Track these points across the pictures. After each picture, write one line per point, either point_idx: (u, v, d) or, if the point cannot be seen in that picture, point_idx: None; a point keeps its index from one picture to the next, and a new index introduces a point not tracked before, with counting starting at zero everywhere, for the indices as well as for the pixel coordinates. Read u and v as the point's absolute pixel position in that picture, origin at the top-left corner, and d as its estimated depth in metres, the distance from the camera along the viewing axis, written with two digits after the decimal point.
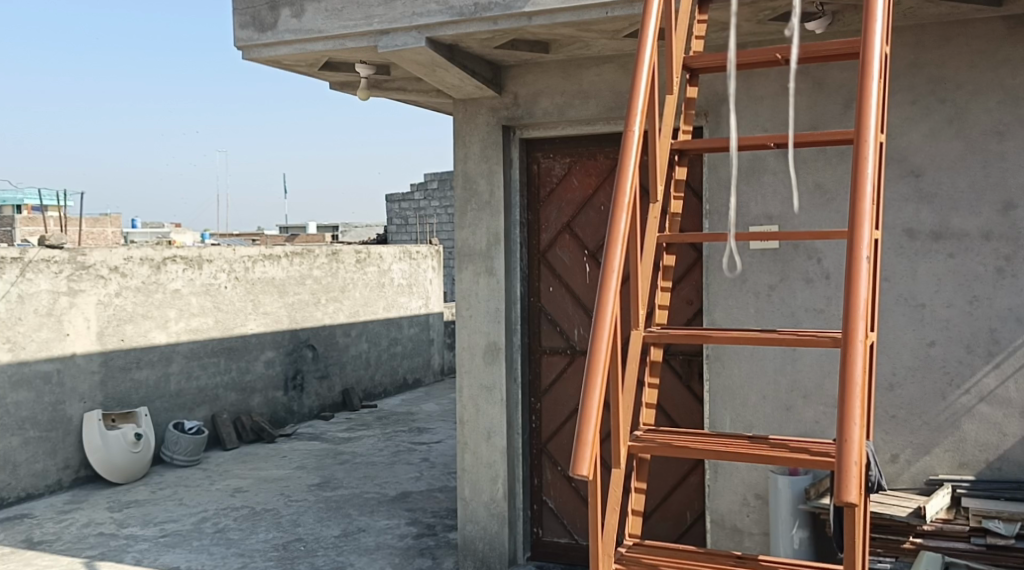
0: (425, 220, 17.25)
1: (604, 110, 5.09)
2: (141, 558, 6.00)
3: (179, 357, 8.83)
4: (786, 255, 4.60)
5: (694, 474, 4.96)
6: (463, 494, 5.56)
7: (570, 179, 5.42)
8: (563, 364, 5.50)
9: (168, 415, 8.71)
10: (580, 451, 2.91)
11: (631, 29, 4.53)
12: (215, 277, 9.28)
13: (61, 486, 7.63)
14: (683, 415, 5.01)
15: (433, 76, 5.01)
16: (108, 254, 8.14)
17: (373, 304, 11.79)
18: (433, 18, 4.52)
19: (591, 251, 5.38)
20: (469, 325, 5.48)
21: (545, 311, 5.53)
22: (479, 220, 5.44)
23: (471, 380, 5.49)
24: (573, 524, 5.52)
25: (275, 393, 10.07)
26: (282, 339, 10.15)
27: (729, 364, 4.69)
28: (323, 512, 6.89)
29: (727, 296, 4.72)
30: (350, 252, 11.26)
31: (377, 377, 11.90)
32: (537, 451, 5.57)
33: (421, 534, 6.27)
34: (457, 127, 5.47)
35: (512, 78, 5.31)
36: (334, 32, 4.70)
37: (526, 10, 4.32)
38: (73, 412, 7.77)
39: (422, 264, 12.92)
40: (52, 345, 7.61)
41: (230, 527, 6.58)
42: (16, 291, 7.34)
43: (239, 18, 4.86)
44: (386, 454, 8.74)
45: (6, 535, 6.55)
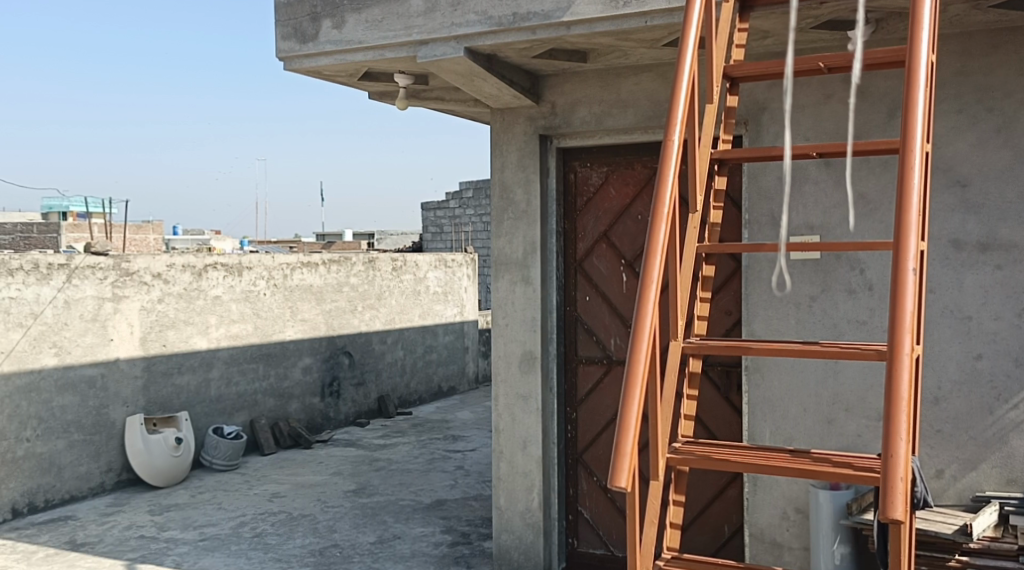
0: (461, 228, 17.29)
1: (643, 119, 5.07)
2: (181, 562, 6.06)
3: (219, 363, 8.93)
4: (828, 265, 4.55)
5: (732, 487, 4.91)
6: (498, 503, 5.56)
7: (607, 188, 5.41)
8: (599, 374, 5.47)
9: (208, 419, 8.80)
10: (619, 462, 2.90)
11: (670, 38, 4.51)
12: (255, 283, 9.36)
13: (104, 489, 7.74)
14: (721, 426, 4.97)
15: (472, 86, 5.03)
16: (151, 261, 8.24)
17: (409, 311, 11.83)
18: (472, 28, 4.54)
19: (628, 260, 5.36)
20: (505, 333, 5.49)
21: (582, 320, 5.51)
22: (516, 230, 5.45)
23: (508, 388, 5.50)
24: (609, 535, 5.48)
25: (312, 399, 10.13)
26: (320, 345, 10.21)
27: (769, 376, 4.65)
28: (359, 518, 6.92)
29: (767, 307, 4.67)
30: (386, 260, 11.32)
31: (412, 384, 11.94)
32: (573, 461, 5.55)
33: (456, 543, 6.27)
34: (494, 136, 5.49)
35: (551, 88, 5.31)
36: (374, 42, 4.74)
37: (565, 20, 4.32)
38: (116, 417, 7.87)
39: (457, 272, 12.96)
40: (96, 350, 7.71)
41: (268, 532, 6.63)
42: (63, 297, 7.47)
43: (281, 30, 4.91)
44: (421, 461, 8.75)
45: (51, 536, 6.65)
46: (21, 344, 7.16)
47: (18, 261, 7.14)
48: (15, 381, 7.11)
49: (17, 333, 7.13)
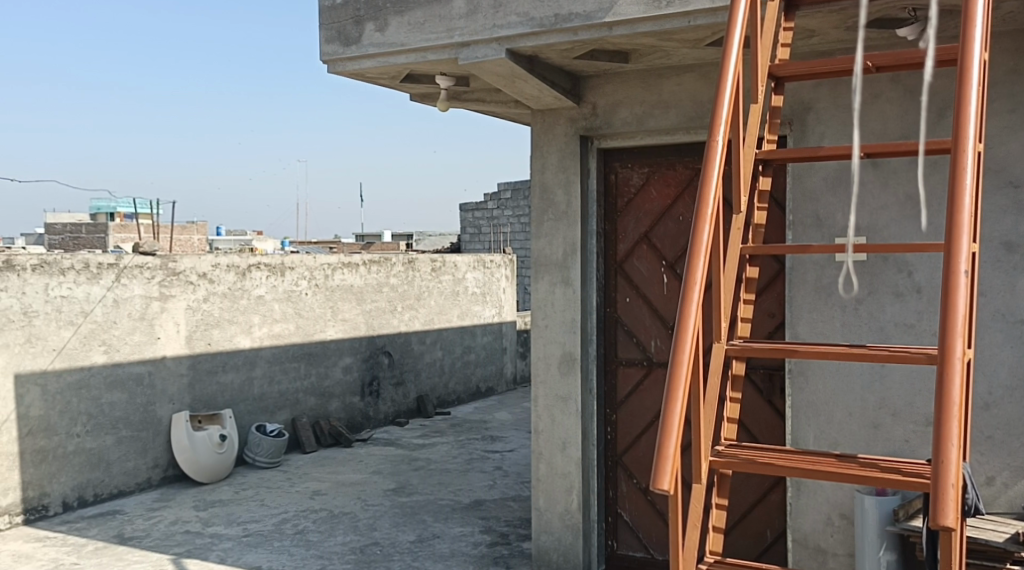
0: (499, 229, 17.30)
1: (685, 120, 5.04)
2: (225, 557, 6.13)
3: (262, 361, 9.01)
4: (874, 267, 4.48)
5: (775, 492, 4.86)
6: (537, 503, 5.55)
7: (648, 190, 5.38)
8: (639, 377, 5.45)
9: (251, 417, 8.89)
10: (661, 465, 2.88)
11: (713, 38, 4.48)
12: (297, 283, 9.43)
13: (150, 484, 7.86)
14: (764, 430, 4.92)
15: (513, 87, 5.03)
16: (197, 261, 8.34)
17: (448, 312, 11.87)
18: (514, 29, 4.54)
19: (669, 262, 5.32)
20: (545, 334, 5.49)
21: (622, 322, 5.49)
22: (556, 231, 5.44)
23: (547, 389, 5.49)
24: (649, 538, 5.44)
25: (352, 399, 10.19)
26: (360, 345, 10.28)
27: (813, 380, 4.60)
28: (399, 517, 6.96)
29: (811, 310, 4.62)
30: (425, 261, 11.37)
31: (451, 385, 11.97)
32: (613, 463, 5.53)
33: (495, 543, 6.28)
34: (535, 138, 5.49)
35: (592, 89, 5.29)
36: (416, 44, 4.76)
37: (606, 20, 4.30)
38: (163, 413, 7.99)
39: (496, 273, 12.97)
40: (143, 348, 7.83)
41: (310, 529, 6.68)
42: (112, 296, 7.59)
43: (326, 33, 4.96)
44: (459, 461, 8.77)
45: (99, 530, 6.76)
46: (72, 342, 7.29)
47: (69, 261, 7.26)
48: (65, 377, 7.23)
49: (68, 331, 7.26)
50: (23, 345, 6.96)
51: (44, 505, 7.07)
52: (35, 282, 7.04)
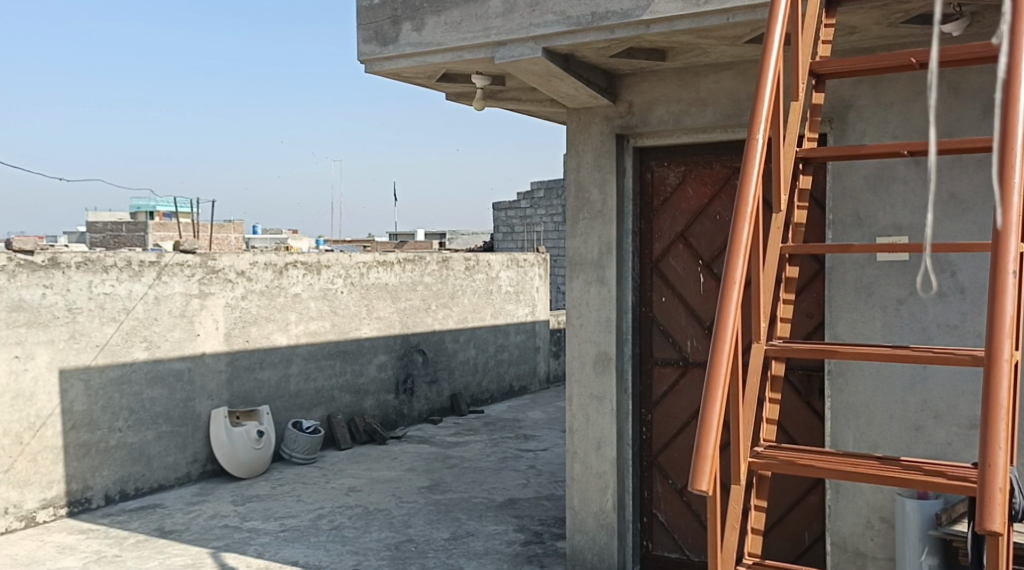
0: (533, 228, 17.28)
1: (723, 118, 4.99)
2: (262, 551, 6.18)
3: (298, 359, 9.07)
4: (916, 267, 4.42)
5: (814, 494, 4.80)
6: (572, 503, 5.54)
7: (684, 188, 5.34)
8: (675, 377, 5.41)
9: (288, 414, 8.95)
10: (700, 466, 2.86)
11: (752, 35, 4.43)
12: (333, 282, 9.48)
13: (190, 479, 7.95)
14: (802, 432, 4.87)
15: (548, 86, 5.02)
16: (236, 259, 8.41)
17: (482, 311, 11.89)
18: (550, 28, 4.52)
19: (705, 261, 5.27)
20: (580, 333, 5.47)
21: (657, 321, 5.45)
22: (591, 230, 5.42)
23: (582, 388, 5.47)
24: (684, 540, 5.41)
25: (386, 396, 10.23)
26: (394, 343, 10.31)
27: (853, 381, 4.54)
28: (433, 514, 6.97)
29: (851, 310, 4.57)
30: (459, 259, 11.40)
31: (484, 383, 11.97)
32: (647, 463, 5.50)
33: (529, 541, 6.27)
34: (570, 136, 5.48)
35: (628, 87, 5.27)
36: (453, 44, 4.76)
37: (643, 18, 4.28)
38: (202, 409, 8.07)
39: (530, 272, 12.96)
40: (183, 345, 7.91)
41: (345, 525, 6.71)
42: (153, 293, 7.68)
43: (363, 33, 4.98)
44: (493, 460, 8.77)
45: (140, 524, 6.84)
46: (114, 338, 7.39)
47: (112, 258, 7.36)
48: (107, 373, 7.33)
49: (110, 327, 7.36)
50: (67, 341, 7.07)
51: (87, 498, 7.17)
52: (79, 279, 7.14)
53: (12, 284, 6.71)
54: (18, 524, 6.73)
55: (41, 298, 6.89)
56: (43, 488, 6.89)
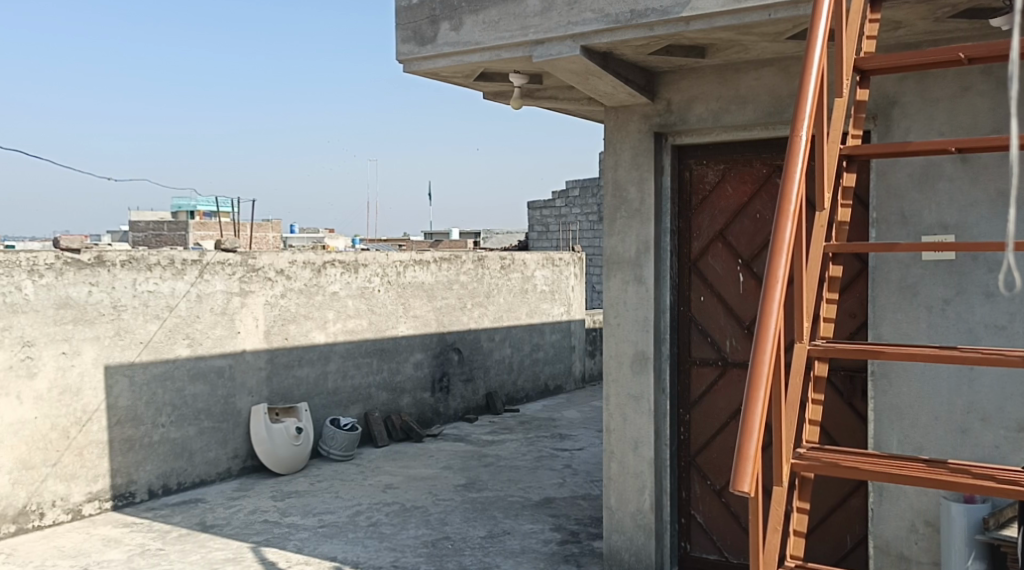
0: (568, 227, 17.24)
1: (763, 115, 4.93)
2: (302, 546, 6.22)
3: (336, 356, 9.12)
4: (963, 266, 4.34)
5: (856, 497, 4.74)
6: (609, 502, 5.52)
7: (724, 187, 5.29)
8: (713, 376, 5.36)
9: (325, 411, 9.01)
10: (741, 467, 2.82)
11: (794, 31, 4.38)
12: (370, 280, 9.52)
13: (230, 474, 8.03)
14: (844, 433, 4.80)
15: (587, 84, 5.00)
16: (275, 257, 8.47)
17: (517, 309, 11.88)
18: (589, 26, 4.49)
19: (745, 260, 5.22)
20: (617, 333, 5.44)
21: (695, 320, 5.40)
22: (629, 228, 5.39)
23: (619, 388, 5.45)
24: (723, 541, 5.36)
25: (423, 394, 10.26)
26: (430, 341, 10.34)
27: (897, 382, 4.47)
28: (469, 512, 6.98)
29: (895, 310, 4.49)
30: (495, 258, 11.40)
31: (519, 382, 11.96)
32: (686, 464, 5.45)
33: (566, 541, 6.25)
34: (608, 135, 5.45)
35: (667, 85, 5.23)
36: (491, 43, 4.76)
37: (683, 15, 4.24)
38: (242, 405, 8.14)
39: (565, 271, 12.94)
40: (224, 342, 7.99)
41: (382, 522, 6.74)
42: (195, 291, 7.76)
43: (402, 33, 5.00)
44: (528, 459, 8.76)
45: (183, 518, 6.92)
46: (158, 335, 7.47)
47: (156, 257, 7.44)
48: (151, 368, 7.42)
49: (154, 324, 7.44)
50: (112, 338, 7.16)
51: (131, 492, 7.27)
52: (124, 277, 7.23)
53: (60, 281, 6.82)
54: (65, 517, 6.85)
55: (87, 296, 6.99)
56: (88, 481, 7.00)
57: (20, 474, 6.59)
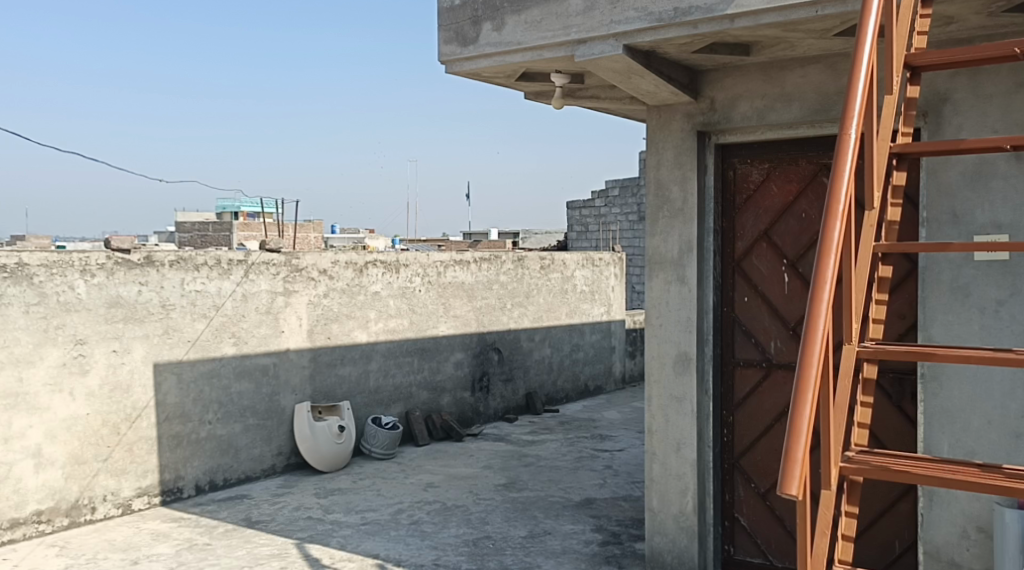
0: (607, 227, 17.16)
1: (809, 113, 4.86)
2: (345, 543, 6.25)
3: (378, 355, 9.16)
4: (1017, 267, 4.25)
5: (905, 501, 4.65)
6: (651, 505, 5.49)
7: (768, 186, 5.21)
8: (758, 378, 5.28)
9: (367, 409, 9.05)
10: (789, 469, 2.78)
11: (841, 28, 4.31)
12: (411, 280, 9.56)
13: (275, 471, 8.10)
14: (892, 437, 4.71)
15: (629, 83, 4.96)
16: (319, 257, 8.52)
17: (557, 310, 11.86)
18: (632, 24, 4.46)
19: (790, 260, 5.14)
20: (659, 333, 5.41)
21: (739, 322, 5.33)
22: (672, 228, 5.35)
23: (661, 389, 5.41)
24: (767, 545, 5.27)
25: (463, 393, 10.26)
26: (470, 341, 10.35)
27: (948, 385, 4.38)
28: (510, 512, 6.97)
29: (946, 311, 4.41)
30: (535, 258, 11.38)
31: (560, 382, 11.93)
32: (729, 466, 5.38)
33: (607, 542, 6.22)
34: (650, 134, 5.42)
35: (711, 83, 5.18)
36: (533, 43, 4.74)
37: (728, 12, 4.19)
38: (286, 403, 8.21)
39: (606, 271, 12.88)
40: (269, 341, 8.06)
41: (424, 520, 6.75)
42: (241, 291, 7.84)
43: (444, 34, 5.02)
44: (569, 459, 8.73)
45: (229, 513, 6.99)
46: (205, 334, 7.56)
47: (203, 257, 7.53)
48: (198, 367, 7.51)
49: (201, 323, 7.53)
50: (161, 336, 7.25)
51: (179, 487, 7.37)
52: (172, 276, 7.32)
53: (111, 281, 6.92)
54: (115, 511, 6.95)
55: (137, 295, 7.09)
56: (138, 476, 7.10)
57: (72, 468, 6.70)
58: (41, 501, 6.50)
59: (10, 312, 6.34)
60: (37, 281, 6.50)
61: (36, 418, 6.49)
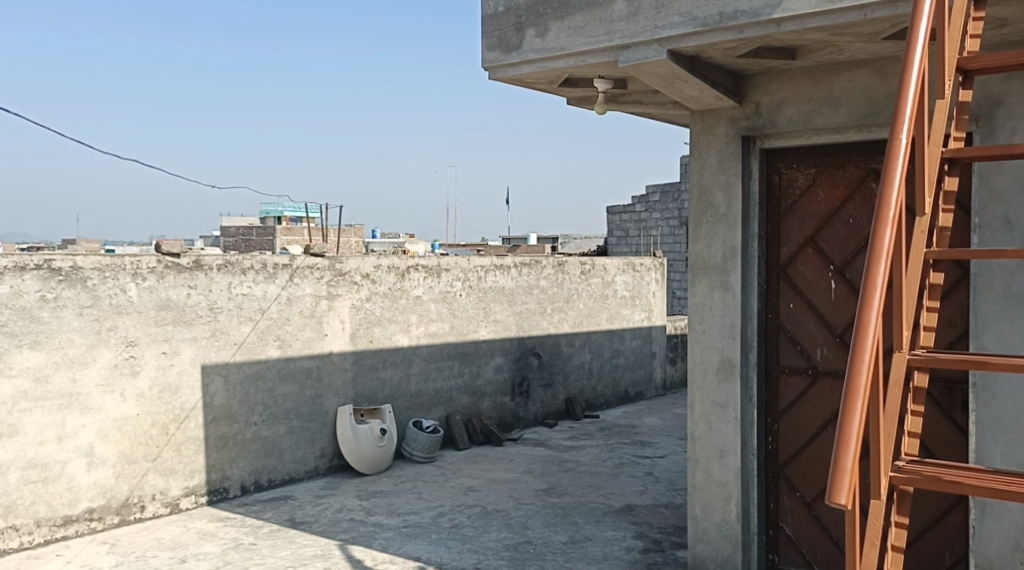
0: (648, 232, 17.08)
1: (857, 117, 4.79)
2: (387, 545, 6.29)
3: (419, 359, 9.19)
4: None
5: (955, 513, 4.56)
6: (694, 512, 5.45)
7: (814, 191, 5.14)
8: (803, 385, 5.21)
9: (408, 413, 9.08)
10: (838, 478, 2.73)
11: (889, 31, 4.25)
12: (451, 285, 9.59)
13: (318, 473, 8.16)
14: (942, 447, 4.63)
15: (673, 88, 4.94)
16: (361, 262, 8.58)
17: (597, 315, 11.82)
18: (676, 29, 4.44)
19: (836, 266, 5.06)
20: (702, 340, 5.38)
21: (784, 328, 5.27)
22: (715, 233, 5.31)
23: (704, 395, 5.38)
24: (813, 555, 5.19)
25: (503, 398, 10.27)
26: (510, 346, 10.35)
27: (1000, 395, 4.30)
28: (551, 517, 6.95)
29: (999, 319, 4.33)
30: (576, 263, 11.36)
31: (600, 388, 11.89)
32: (774, 474, 5.31)
33: (648, 549, 6.17)
34: (694, 139, 5.40)
35: (756, 87, 5.14)
36: (576, 48, 4.73)
37: (774, 17, 4.15)
38: (329, 406, 8.26)
39: (646, 276, 12.82)
40: (313, 344, 8.12)
41: (465, 524, 6.76)
42: (286, 294, 7.91)
43: (488, 41, 5.03)
44: (610, 465, 8.70)
45: (273, 514, 7.05)
46: (250, 336, 7.64)
47: (249, 261, 7.61)
48: (245, 369, 7.59)
49: (248, 326, 7.61)
50: (209, 339, 7.34)
51: (224, 487, 7.45)
52: (220, 280, 7.41)
53: (161, 284, 7.03)
54: (163, 510, 7.05)
55: (186, 298, 7.19)
56: (186, 476, 7.20)
57: (123, 467, 6.81)
58: (93, 499, 6.61)
59: (64, 313, 6.46)
60: (90, 284, 6.62)
61: (89, 418, 6.60)
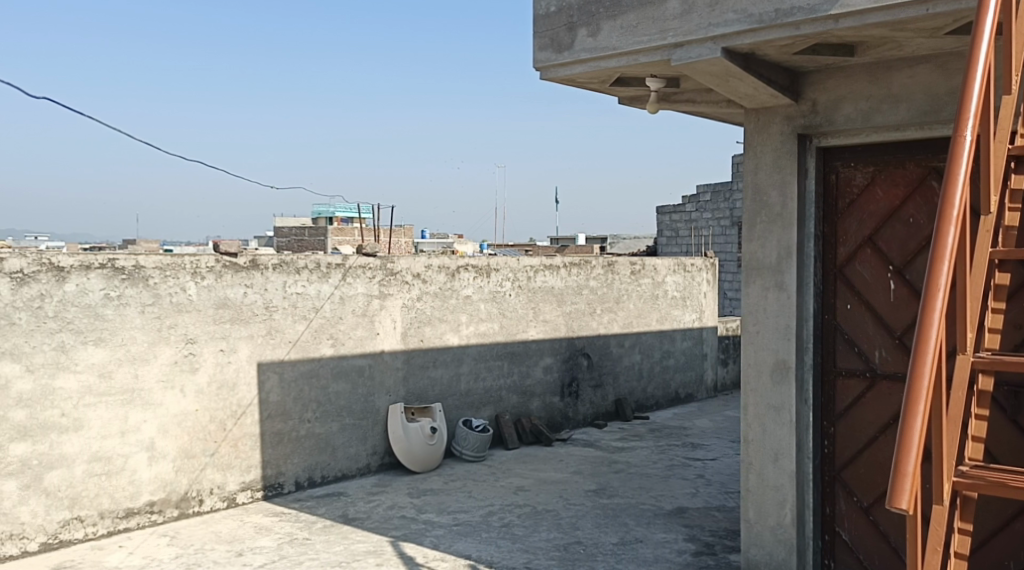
0: (699, 232, 16.92)
1: (918, 114, 4.68)
2: (438, 543, 6.30)
3: (469, 359, 9.21)
4: None
5: (1021, 520, 4.44)
6: (748, 515, 5.43)
7: (873, 190, 5.00)
8: (861, 389, 5.06)
9: (458, 412, 9.10)
10: (898, 483, 2.67)
11: (952, 26, 4.15)
12: (501, 284, 9.58)
13: (369, 470, 8.21)
14: (1007, 453, 4.51)
15: (727, 86, 4.88)
16: (412, 262, 8.61)
17: (647, 316, 11.74)
18: (731, 27, 4.38)
19: (896, 267, 4.90)
20: (756, 341, 5.34)
21: (841, 329, 5.14)
22: (770, 234, 5.26)
23: (759, 397, 5.33)
24: (870, 561, 5.03)
25: (552, 398, 10.24)
26: (560, 346, 10.32)
27: None
28: (601, 518, 6.91)
29: None
30: (626, 263, 11.29)
31: (650, 389, 11.81)
32: (830, 478, 5.19)
33: (701, 552, 6.11)
34: (748, 138, 5.34)
35: (813, 85, 5.06)
36: (629, 47, 4.70)
37: (832, 12, 4.07)
38: (380, 404, 8.31)
39: (697, 277, 12.69)
40: (365, 343, 8.17)
41: (515, 523, 6.75)
42: (339, 293, 7.97)
43: (540, 41, 5.01)
44: (660, 467, 8.63)
45: (326, 510, 7.12)
46: (305, 335, 7.71)
47: (304, 260, 7.68)
48: (299, 367, 7.66)
49: (301, 325, 7.69)
50: (264, 337, 7.43)
51: (279, 483, 7.54)
52: (276, 279, 7.50)
53: (219, 283, 7.13)
54: (221, 504, 7.15)
55: (243, 296, 7.28)
56: (242, 471, 7.29)
57: (182, 462, 6.91)
58: (153, 493, 6.72)
59: (127, 311, 6.58)
60: (152, 282, 6.73)
61: (149, 414, 6.72)
